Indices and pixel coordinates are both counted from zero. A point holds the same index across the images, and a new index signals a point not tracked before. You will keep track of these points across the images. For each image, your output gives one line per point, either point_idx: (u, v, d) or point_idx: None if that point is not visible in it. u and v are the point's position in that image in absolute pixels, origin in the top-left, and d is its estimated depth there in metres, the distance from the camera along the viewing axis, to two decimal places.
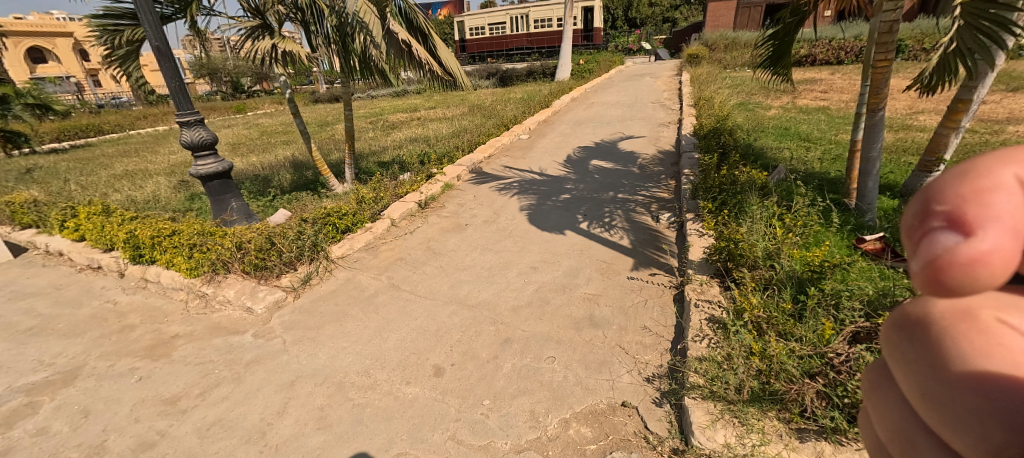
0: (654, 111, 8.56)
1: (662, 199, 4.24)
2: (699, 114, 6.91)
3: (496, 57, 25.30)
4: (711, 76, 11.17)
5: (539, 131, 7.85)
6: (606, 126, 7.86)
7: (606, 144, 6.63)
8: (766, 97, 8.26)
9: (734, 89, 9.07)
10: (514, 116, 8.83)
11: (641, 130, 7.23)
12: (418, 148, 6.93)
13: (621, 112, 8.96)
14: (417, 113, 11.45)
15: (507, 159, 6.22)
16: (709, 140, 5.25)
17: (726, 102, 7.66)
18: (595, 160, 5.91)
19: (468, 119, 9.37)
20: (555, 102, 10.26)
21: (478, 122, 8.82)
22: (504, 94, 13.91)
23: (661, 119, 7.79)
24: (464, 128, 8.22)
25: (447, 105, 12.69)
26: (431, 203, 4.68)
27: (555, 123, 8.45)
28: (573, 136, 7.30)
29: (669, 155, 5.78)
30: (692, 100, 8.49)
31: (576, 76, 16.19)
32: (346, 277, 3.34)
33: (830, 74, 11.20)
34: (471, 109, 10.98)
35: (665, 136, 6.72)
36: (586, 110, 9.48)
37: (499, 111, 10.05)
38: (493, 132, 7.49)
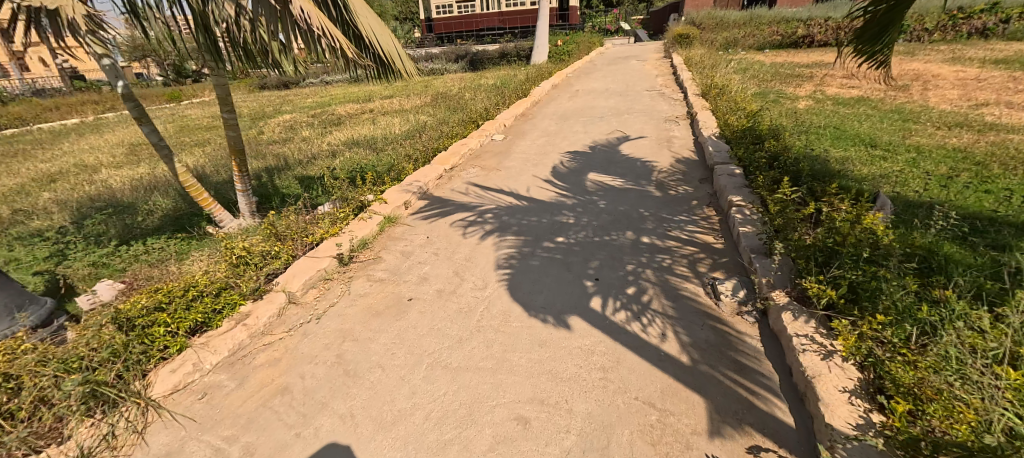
0: (654, 102, 7.12)
1: (709, 249, 2.82)
2: (717, 109, 5.50)
3: (465, 38, 23.38)
4: (709, 60, 9.80)
5: (516, 129, 6.27)
6: (598, 120, 6.35)
7: (604, 147, 5.15)
8: (785, 83, 6.95)
9: (744, 74, 7.73)
10: (485, 109, 7.21)
11: (645, 126, 5.77)
12: (359, 155, 5.27)
13: (614, 102, 7.46)
14: (371, 104, 9.60)
15: (476, 173, 4.65)
16: (751, 150, 3.86)
17: (743, 90, 6.28)
18: (594, 171, 4.44)
19: (430, 114, 7.66)
20: (533, 89, 8.69)
21: (441, 117, 7.18)
22: (474, 80, 12.14)
23: (666, 112, 6.33)
24: (423, 127, 6.52)
25: (407, 94, 10.90)
26: (360, 255, 3.09)
27: (536, 117, 6.88)
28: (561, 136, 5.77)
29: (692, 163, 4.35)
30: (699, 87, 7.07)
31: (554, 59, 14.65)
32: (166, 448, 1.75)
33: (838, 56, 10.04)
34: (435, 99, 9.24)
35: (677, 135, 5.28)
36: (571, 100, 7.97)
37: (468, 102, 8.36)
38: (458, 131, 5.88)
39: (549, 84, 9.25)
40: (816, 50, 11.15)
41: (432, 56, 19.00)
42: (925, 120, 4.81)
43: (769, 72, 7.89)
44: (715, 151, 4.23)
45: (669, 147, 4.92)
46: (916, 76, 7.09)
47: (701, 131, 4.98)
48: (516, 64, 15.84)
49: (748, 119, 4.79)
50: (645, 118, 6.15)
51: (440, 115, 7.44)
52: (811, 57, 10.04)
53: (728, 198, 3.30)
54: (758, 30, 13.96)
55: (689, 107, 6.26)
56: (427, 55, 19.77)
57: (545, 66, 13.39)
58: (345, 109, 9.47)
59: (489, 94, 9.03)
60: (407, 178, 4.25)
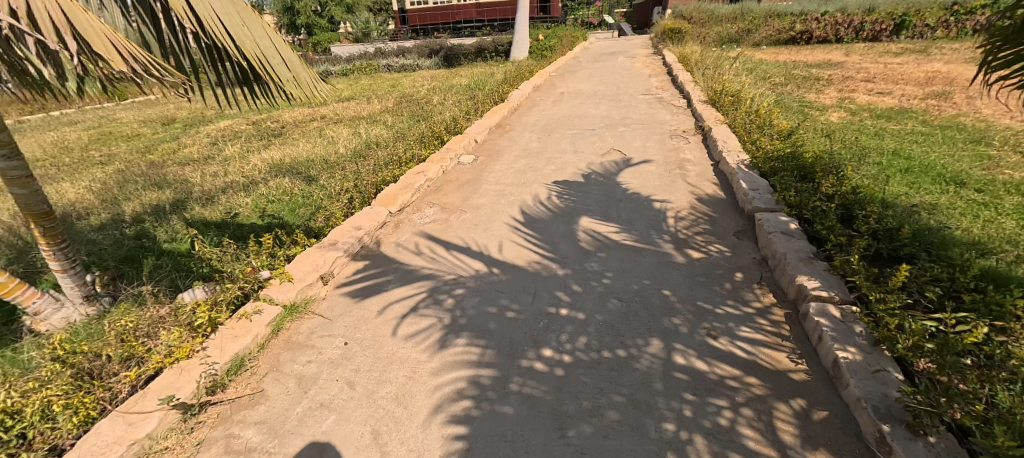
0: (653, 109, 6.06)
1: (791, 390, 1.73)
2: (736, 124, 4.46)
3: (441, 31, 22.08)
4: (707, 59, 8.80)
5: (489, 146, 5.11)
6: (588, 134, 5.25)
7: (599, 177, 4.04)
8: (804, 88, 5.99)
9: (753, 76, 6.74)
10: (454, 118, 6.04)
11: (647, 144, 4.70)
12: (283, 187, 4.05)
13: (605, 109, 6.35)
14: (325, 109, 8.26)
15: (433, 216, 3.50)
16: (806, 195, 2.80)
17: (760, 98, 5.25)
18: (589, 214, 3.32)
19: (388, 124, 6.42)
20: (512, 92, 7.55)
21: (400, 128, 5.98)
22: (445, 80, 10.85)
23: (670, 125, 5.26)
24: (375, 143, 5.29)
25: (371, 95, 9.64)
26: (226, 393, 1.92)
27: (513, 130, 5.72)
28: (544, 157, 4.64)
29: (718, 204, 3.28)
30: (705, 92, 6.05)
31: (536, 55, 13.52)
32: None
33: (845, 55, 9.16)
34: (398, 104, 7.96)
35: (690, 158, 4.21)
36: (556, 106, 6.86)
37: (435, 108, 7.12)
38: (416, 151, 4.69)
39: (529, 85, 8.08)
40: (820, 47, 10.27)
41: (403, 52, 17.56)
42: (997, 139, 3.85)
43: (779, 74, 6.91)
44: (750, 189, 3.16)
45: (681, 177, 3.85)
46: (948, 80, 6.21)
47: (722, 156, 3.92)
48: (494, 60, 14.57)
49: (782, 142, 3.75)
50: (645, 133, 5.07)
51: (399, 125, 6.20)
52: (816, 56, 9.13)
53: (792, 278, 2.23)
54: (752, 24, 13.08)
55: (697, 119, 5.21)
56: (398, 49, 18.27)
57: (526, 62, 12.19)
58: (293, 115, 8.10)
59: (461, 97, 7.81)
60: (334, 231, 3.05)
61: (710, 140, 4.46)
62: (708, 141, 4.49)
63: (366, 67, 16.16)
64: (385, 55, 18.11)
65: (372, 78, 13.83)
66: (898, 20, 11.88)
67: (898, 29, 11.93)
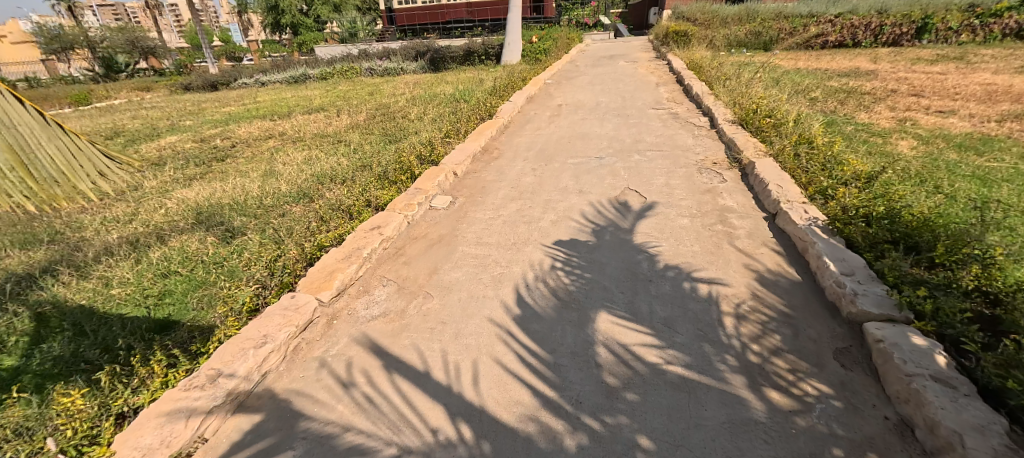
0: (669, 130, 5.08)
1: None
2: (786, 162, 3.48)
3: (430, 32, 21.07)
4: (722, 68, 7.81)
5: (472, 181, 4.07)
6: (595, 165, 4.22)
7: (615, 231, 3.00)
8: (847, 104, 5.04)
9: (782, 89, 5.79)
10: (431, 141, 5.00)
11: (670, 181, 3.70)
12: (188, 249, 2.99)
13: (612, 129, 5.33)
14: (286, 125, 7.14)
15: (383, 304, 2.45)
16: (948, 304, 1.81)
17: (806, 120, 4.26)
18: (608, 306, 2.28)
19: (352, 147, 5.35)
20: (502, 105, 6.54)
21: (366, 153, 4.95)
22: (429, 87, 9.75)
23: (695, 155, 4.25)
24: (327, 177, 4.21)
25: (344, 105, 8.58)
26: None
27: (502, 157, 4.68)
28: (540, 199, 3.60)
29: (794, 292, 2.26)
30: (731, 110, 5.09)
31: (529, 59, 12.52)
32: None
33: (873, 63, 8.21)
34: (370, 119, 6.87)
35: (732, 207, 3.19)
36: (553, 123, 5.85)
37: (411, 126, 6.05)
38: (375, 192, 3.64)
39: (522, 97, 7.03)
40: (842, 53, 9.34)
41: (388, 55, 16.44)
42: None
43: (812, 86, 5.93)
44: (844, 275, 2.16)
45: (727, 237, 2.83)
46: (1012, 95, 5.30)
47: (780, 208, 2.92)
48: (484, 64, 13.48)
49: (863, 193, 2.76)
50: (666, 165, 4.05)
51: (364, 150, 5.13)
52: (842, 64, 8.18)
53: None
54: (763, 26, 12.14)
55: (729, 149, 4.22)
56: (383, 51, 17.12)
57: (519, 67, 11.15)
58: (249, 133, 6.98)
59: (442, 111, 6.74)
60: (222, 346, 1.99)
61: (754, 180, 3.47)
62: (752, 181, 3.50)
63: (346, 72, 15.01)
64: (368, 58, 16.96)
65: (351, 84, 12.68)
66: (920, 23, 10.98)
67: (918, 33, 11.09)
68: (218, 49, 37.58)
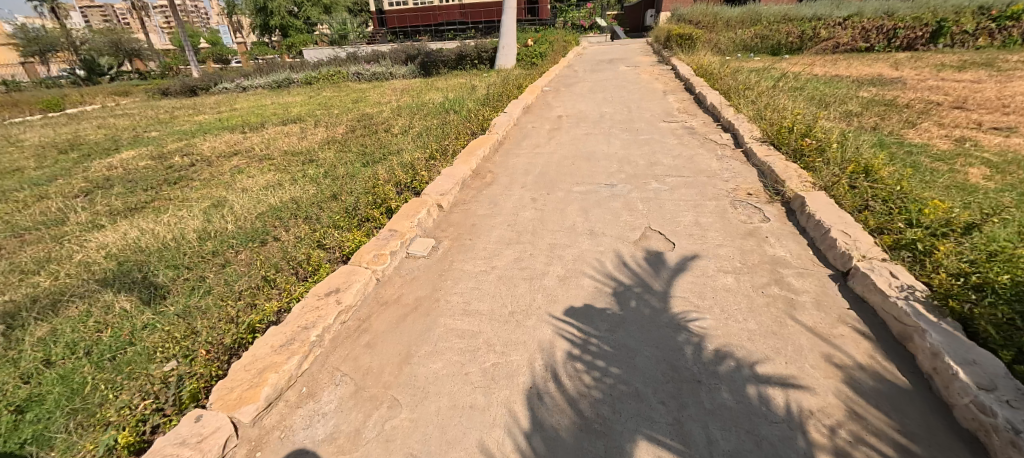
0: (686, 149, 4.44)
1: None
2: (845, 199, 2.84)
3: (422, 34, 20.40)
4: (735, 76, 7.18)
5: (460, 217, 3.39)
6: (606, 196, 3.57)
7: (641, 294, 2.33)
8: (889, 119, 4.43)
9: (810, 101, 5.18)
10: (414, 162, 4.33)
11: (699, 220, 3.05)
12: (85, 323, 2.31)
13: (622, 147, 4.67)
14: (255, 139, 6.40)
15: (331, 418, 1.76)
16: None
17: (854, 140, 3.62)
18: (646, 428, 1.62)
19: (323, 169, 4.65)
20: (495, 117, 5.87)
21: (338, 177, 4.27)
22: (417, 95, 9.03)
23: (724, 183, 3.60)
24: (286, 212, 3.51)
25: (324, 115, 7.89)
26: None
27: (496, 183, 4.00)
28: (543, 244, 2.94)
29: (906, 409, 1.62)
30: (757, 127, 4.46)
31: (525, 64, 11.88)
32: None
33: (896, 69, 7.61)
34: (348, 133, 6.15)
35: (786, 258, 2.54)
36: (553, 139, 5.19)
37: (392, 142, 5.35)
38: (338, 236, 2.95)
39: (518, 107, 6.35)
40: (859, 59, 8.76)
41: (377, 59, 15.68)
42: None
43: (843, 97, 5.31)
44: (987, 392, 1.51)
45: (788, 306, 2.18)
46: None
47: (852, 266, 2.27)
48: (477, 68, 12.83)
49: (966, 253, 2.13)
50: (692, 197, 3.39)
51: (336, 173, 4.43)
52: (862, 70, 7.60)
53: None
54: (770, 29, 11.55)
55: (763, 177, 3.57)
56: (372, 54, 16.36)
57: (514, 73, 10.46)
58: (212, 148, 6.23)
59: (429, 124, 6.05)
60: None
61: (806, 220, 2.82)
62: (801, 222, 2.86)
63: (332, 76, 14.24)
64: (356, 61, 16.18)
65: (336, 89, 11.93)
66: (935, 27, 10.44)
67: (934, 37, 10.56)
68: (202, 51, 36.53)
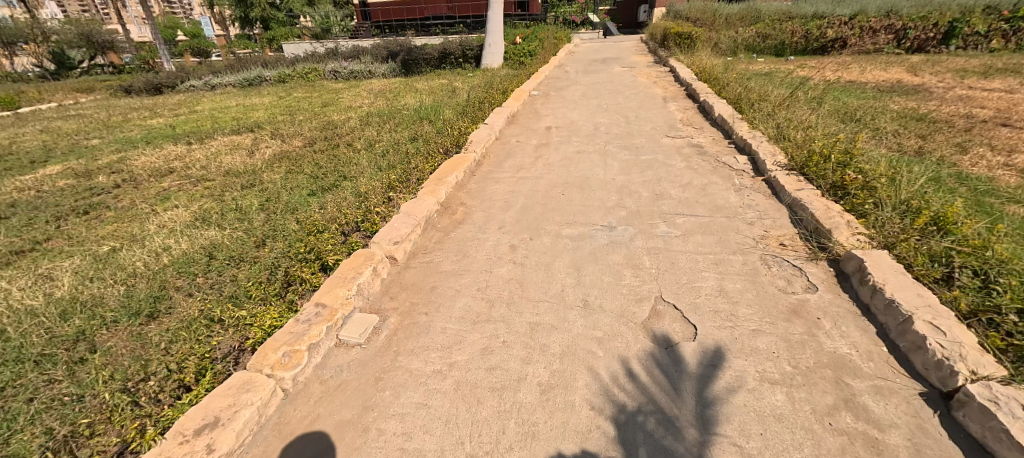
0: (696, 175, 3.75)
1: None
2: (919, 266, 2.16)
3: (407, 29, 19.48)
4: (743, 82, 6.48)
5: (417, 275, 2.65)
6: (603, 244, 2.85)
7: (658, 429, 1.61)
8: (933, 140, 3.77)
9: (836, 114, 4.50)
10: (370, 192, 3.58)
11: (725, 287, 2.35)
12: None
13: (621, 172, 3.95)
14: (199, 153, 5.55)
15: None
16: None
17: (908, 176, 2.94)
18: None
19: (263, 198, 3.87)
20: (475, 130, 5.13)
21: (276, 211, 3.51)
22: (393, 99, 8.20)
23: (749, 227, 2.90)
24: (195, 267, 2.74)
25: (286, 121, 7.09)
26: None
27: (468, 222, 3.26)
28: (522, 324, 2.20)
29: None
30: (779, 150, 3.78)
31: (513, 63, 11.12)
32: None
33: (916, 74, 6.99)
34: (306, 146, 5.37)
35: (853, 360, 1.85)
36: (540, 158, 4.46)
37: (352, 161, 4.57)
38: (246, 314, 2.20)
39: (501, 117, 5.59)
40: (872, 61, 8.12)
41: (356, 56, 14.74)
42: None
43: (872, 110, 4.64)
44: None
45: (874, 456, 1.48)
46: None
47: (960, 389, 1.59)
48: (463, 67, 12.03)
49: None
50: (712, 248, 2.69)
51: (276, 205, 3.65)
52: (879, 75, 6.97)
53: None
54: (773, 28, 10.89)
55: (798, 221, 2.88)
56: (352, 50, 15.44)
57: (501, 74, 9.66)
58: (147, 163, 5.38)
59: (399, 137, 5.29)
60: None
61: (869, 295, 2.13)
62: (863, 296, 2.16)
63: (308, 74, 13.29)
64: (335, 58, 15.22)
65: (309, 89, 11.06)
66: (947, 27, 9.84)
67: (947, 38, 9.97)
68: (180, 43, 34.95)
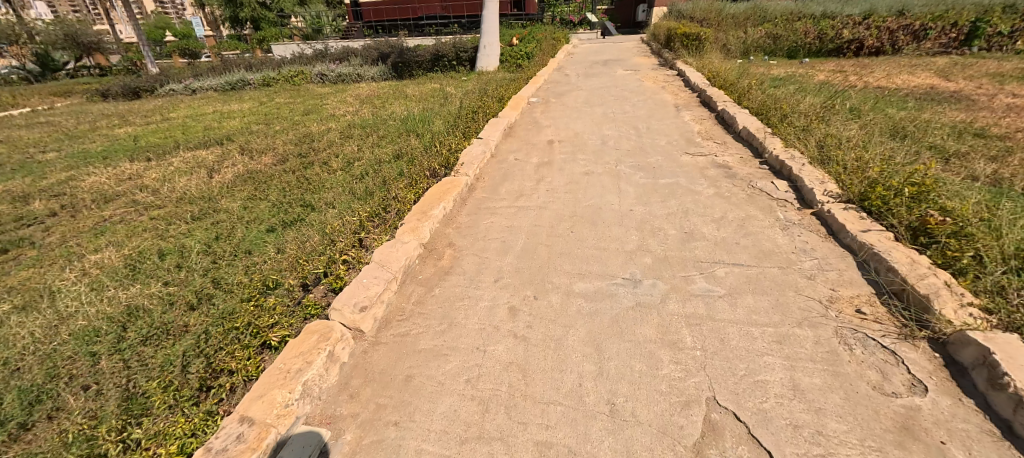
0: (729, 207, 3.15)
1: None
2: None
3: (399, 29, 18.80)
4: (763, 88, 5.89)
5: (387, 357, 2.03)
6: (627, 307, 2.24)
7: None
8: (1008, 163, 3.19)
9: (883, 127, 3.91)
10: (338, 231, 2.96)
11: (800, 384, 1.74)
12: None
13: (639, 201, 3.35)
14: (155, 172, 4.90)
15: None
16: None
17: (1007, 218, 2.35)
18: None
19: (213, 235, 3.24)
20: (468, 146, 4.51)
21: (223, 256, 2.88)
22: (380, 106, 7.56)
23: (810, 283, 2.30)
24: (99, 344, 2.11)
25: (259, 132, 6.43)
26: None
27: (456, 271, 2.64)
28: (526, 445, 1.59)
29: None
30: (828, 175, 3.19)
31: (509, 66, 10.49)
32: None
33: (948, 79, 6.41)
34: (276, 164, 4.74)
35: None
36: (542, 182, 3.85)
37: (324, 185, 3.94)
38: (143, 436, 1.58)
39: (497, 130, 4.97)
40: (896, 65, 7.55)
41: (345, 58, 14.07)
42: None
43: (922, 123, 4.05)
44: None
45: None
46: None
47: None
48: (456, 70, 11.39)
49: None
50: (769, 318, 2.09)
51: (226, 246, 3.03)
52: (909, 80, 6.39)
53: None
54: (784, 29, 10.34)
55: (872, 276, 2.28)
56: (341, 52, 14.76)
57: (496, 78, 9.03)
58: (94, 185, 4.72)
59: (381, 154, 4.67)
60: None
61: (1010, 408, 1.54)
62: (1000, 407, 1.57)
63: (293, 78, 12.62)
64: (323, 60, 14.54)
65: (293, 94, 10.40)
66: (969, 27, 9.30)
67: (968, 39, 9.42)
68: (167, 44, 34.07)
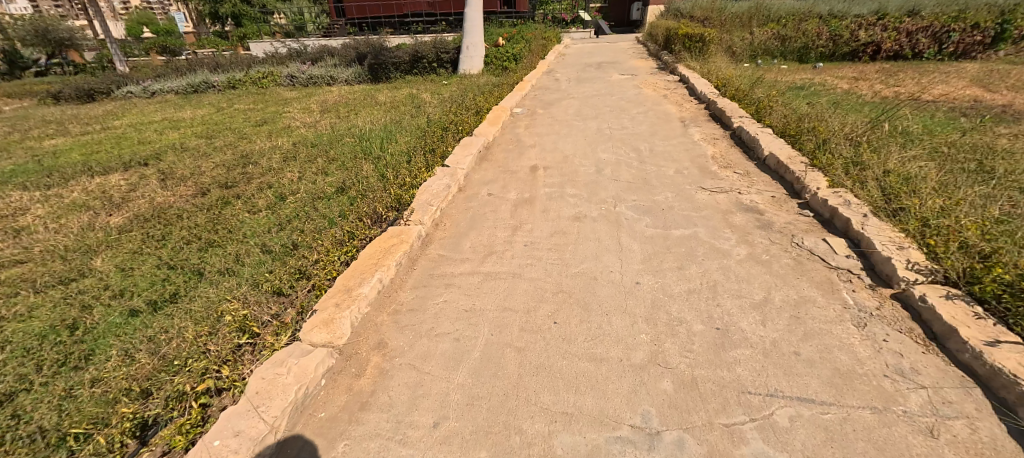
0: (773, 280, 2.28)
1: None
2: None
3: (382, 28, 17.75)
4: (784, 100, 5.04)
5: None
6: None
7: None
8: None
9: (954, 160, 3.07)
10: (215, 327, 2.04)
11: None
12: None
13: (648, 267, 2.47)
14: (42, 208, 3.93)
15: None
16: None
17: None
18: None
19: (52, 321, 2.30)
20: (430, 177, 3.61)
21: (39, 370, 1.95)
22: (344, 116, 6.61)
23: (932, 448, 1.44)
24: None
25: (195, 149, 5.46)
26: None
27: (377, 402, 1.75)
28: None
29: None
30: (906, 236, 2.33)
31: (494, 68, 9.57)
32: None
33: (991, 90, 5.61)
34: (192, 198, 3.81)
35: None
36: (520, 231, 2.96)
37: (234, 235, 3.02)
38: None
39: (469, 154, 4.08)
40: (923, 71, 6.76)
41: (321, 58, 13.05)
42: None
43: (997, 151, 3.23)
44: None
45: None
46: None
47: None
48: (437, 73, 10.46)
49: None
50: None
51: (54, 347, 2.09)
52: (946, 90, 5.58)
53: None
54: (793, 29, 9.52)
55: None
56: (317, 51, 13.72)
57: (478, 82, 8.09)
58: None
59: (323, 185, 3.75)
60: None
61: None
62: None
63: (261, 80, 11.58)
64: (296, 60, 13.50)
65: (256, 99, 9.40)
66: (996, 30, 8.61)
67: (993, 43, 8.74)
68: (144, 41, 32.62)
